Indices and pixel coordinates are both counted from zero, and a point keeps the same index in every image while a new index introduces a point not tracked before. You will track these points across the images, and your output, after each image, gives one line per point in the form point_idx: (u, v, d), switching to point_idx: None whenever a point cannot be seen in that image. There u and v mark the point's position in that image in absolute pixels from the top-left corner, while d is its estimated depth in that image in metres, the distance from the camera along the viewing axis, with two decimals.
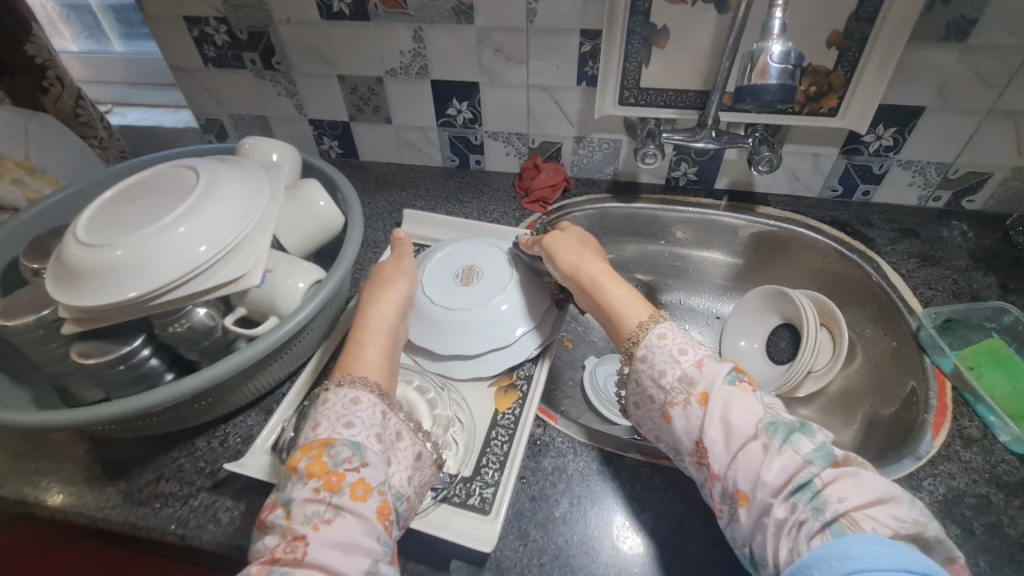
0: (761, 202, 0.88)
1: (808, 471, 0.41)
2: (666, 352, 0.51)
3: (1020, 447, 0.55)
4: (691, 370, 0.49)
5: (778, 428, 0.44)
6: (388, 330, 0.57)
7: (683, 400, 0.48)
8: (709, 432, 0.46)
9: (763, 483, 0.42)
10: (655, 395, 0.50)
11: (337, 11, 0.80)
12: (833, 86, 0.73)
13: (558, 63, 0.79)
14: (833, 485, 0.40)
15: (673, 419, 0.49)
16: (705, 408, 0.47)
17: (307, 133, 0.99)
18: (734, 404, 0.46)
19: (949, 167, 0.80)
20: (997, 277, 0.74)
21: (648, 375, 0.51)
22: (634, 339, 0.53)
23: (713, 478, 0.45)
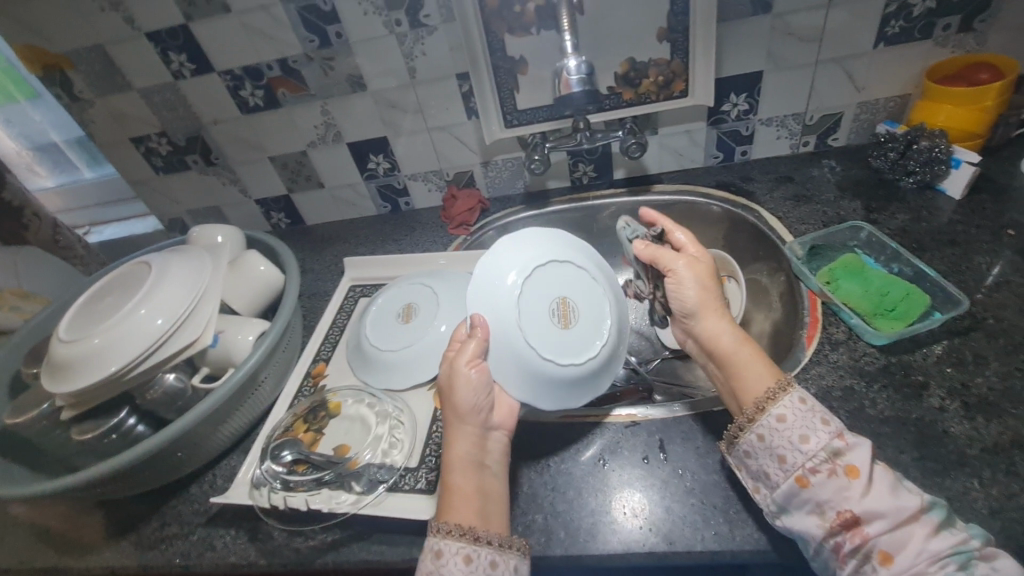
0: (656, 181, 0.98)
1: (966, 543, 0.44)
2: (806, 417, 0.52)
3: (881, 339, 0.63)
4: (834, 441, 0.50)
5: (936, 506, 0.47)
6: (468, 462, 0.57)
7: (827, 469, 0.49)
8: (862, 505, 0.47)
9: (917, 547, 0.44)
10: (787, 456, 0.51)
11: (253, 105, 0.94)
12: (677, 72, 0.84)
13: (447, 105, 0.92)
14: (992, 558, 0.43)
15: (811, 485, 0.49)
16: (854, 481, 0.48)
17: (256, 212, 1.12)
18: (892, 486, 0.47)
19: (805, 115, 0.89)
20: (861, 201, 0.83)
21: (782, 437, 0.52)
22: (767, 401, 0.54)
23: (852, 537, 0.47)
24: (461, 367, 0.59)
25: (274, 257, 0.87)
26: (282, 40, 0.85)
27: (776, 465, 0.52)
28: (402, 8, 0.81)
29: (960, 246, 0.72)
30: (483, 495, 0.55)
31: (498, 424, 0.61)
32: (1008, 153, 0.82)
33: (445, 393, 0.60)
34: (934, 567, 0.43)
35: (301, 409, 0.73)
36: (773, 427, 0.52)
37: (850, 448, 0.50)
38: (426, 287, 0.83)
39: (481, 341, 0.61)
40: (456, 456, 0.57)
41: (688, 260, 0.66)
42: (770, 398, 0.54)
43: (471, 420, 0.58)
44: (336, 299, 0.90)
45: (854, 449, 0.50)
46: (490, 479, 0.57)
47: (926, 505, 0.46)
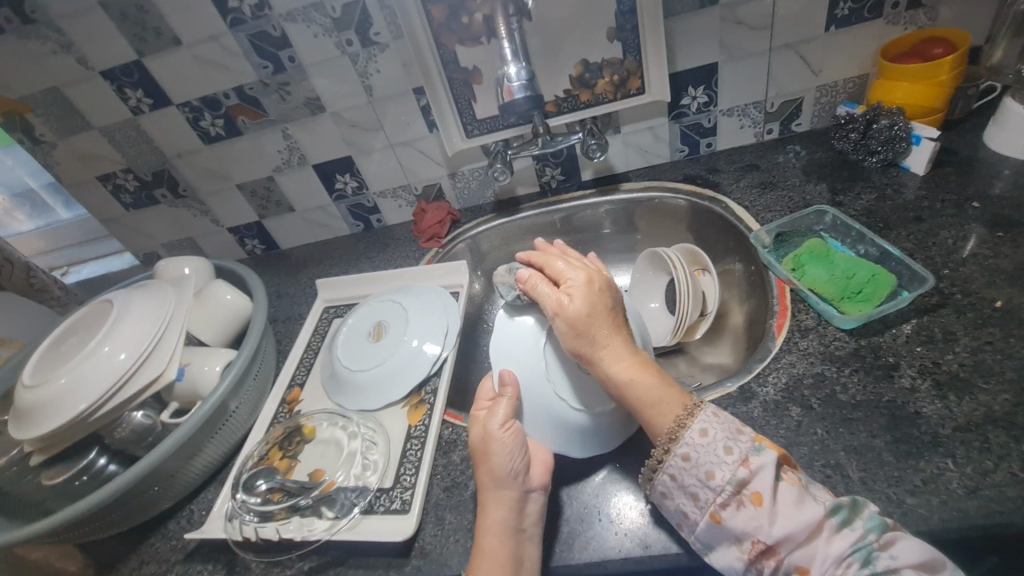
0: (624, 180, 0.98)
1: (864, 537, 0.44)
2: (709, 450, 0.49)
3: (850, 323, 0.62)
4: (737, 471, 0.47)
5: (840, 508, 0.45)
6: (503, 527, 0.53)
7: (734, 501, 0.47)
8: (773, 533, 0.45)
9: (822, 554, 0.44)
10: (699, 494, 0.49)
11: (215, 135, 0.94)
12: (631, 70, 0.84)
13: (407, 120, 0.92)
14: (890, 546, 0.43)
15: (724, 520, 0.47)
16: (760, 509, 0.46)
17: (230, 241, 1.12)
18: (798, 497, 0.46)
19: (765, 102, 0.89)
20: (827, 184, 0.82)
21: (691, 474, 0.49)
22: (675, 431, 0.51)
23: (770, 561, 0.45)
24: (495, 430, 0.56)
25: (243, 284, 0.86)
26: (235, 69, 0.86)
27: (691, 503, 0.49)
28: (351, 28, 0.81)
29: (926, 222, 0.71)
30: (518, 563, 0.51)
31: (539, 485, 0.56)
32: (970, 125, 0.82)
33: (479, 454, 0.57)
34: (841, 570, 0.43)
35: (275, 434, 0.72)
36: (697, 443, 0.50)
37: (755, 473, 0.47)
38: (397, 304, 0.82)
39: (512, 403, 0.58)
40: (491, 522, 0.53)
41: (582, 282, 0.58)
42: (683, 421, 0.51)
43: (508, 484, 0.54)
44: (310, 322, 0.89)
45: (759, 473, 0.47)
46: (529, 546, 0.53)
47: (828, 511, 0.45)
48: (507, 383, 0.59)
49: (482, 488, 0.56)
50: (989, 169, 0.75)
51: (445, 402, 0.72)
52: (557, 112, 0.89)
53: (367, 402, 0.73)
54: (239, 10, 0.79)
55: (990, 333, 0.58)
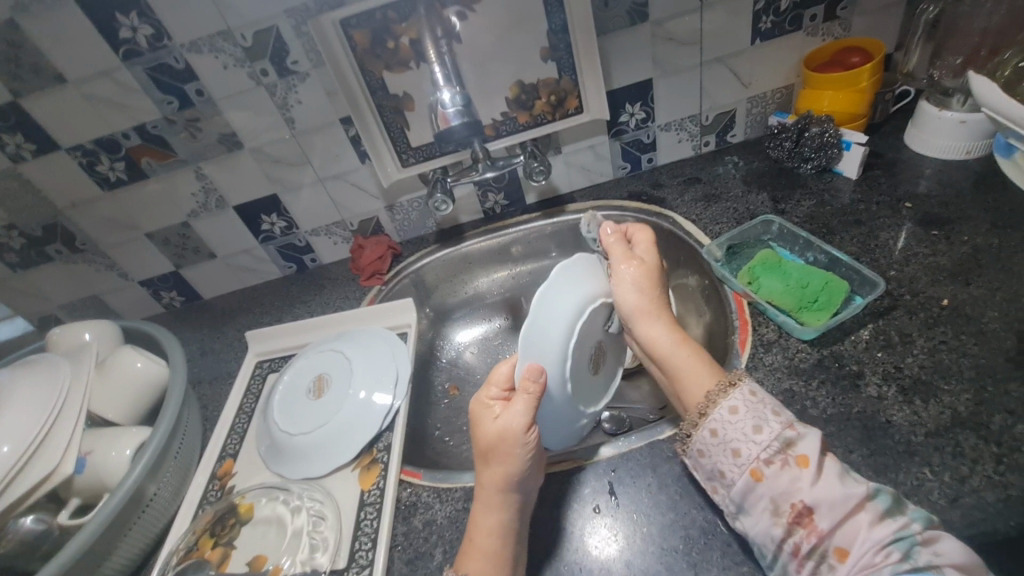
0: (569, 201, 0.96)
1: (907, 527, 0.42)
2: (756, 407, 0.50)
3: (809, 333, 0.61)
4: (785, 431, 0.47)
5: (883, 494, 0.44)
6: (504, 528, 0.52)
7: (779, 460, 0.46)
8: (813, 495, 0.44)
9: (864, 536, 0.42)
10: (742, 449, 0.48)
11: (115, 180, 0.84)
12: (568, 90, 0.82)
13: (336, 152, 0.85)
14: (936, 540, 0.41)
15: (765, 477, 0.46)
16: (806, 471, 0.45)
17: (143, 295, 1.00)
18: (841, 473, 0.45)
19: (700, 115, 0.89)
20: (767, 192, 0.83)
21: (736, 428, 0.49)
22: (707, 404, 0.51)
23: (807, 535, 0.44)
24: (518, 431, 0.54)
25: (158, 348, 0.76)
26: (134, 106, 0.76)
27: (730, 460, 0.48)
28: (266, 56, 0.74)
29: (865, 225, 0.73)
30: (515, 561, 0.51)
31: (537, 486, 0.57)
32: (891, 128, 0.85)
33: (486, 451, 0.55)
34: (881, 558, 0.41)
35: (203, 520, 0.62)
36: (708, 441, 0.50)
37: (801, 437, 0.47)
38: (338, 353, 0.75)
39: (532, 401, 0.54)
40: (491, 521, 0.53)
41: (634, 257, 0.61)
42: (712, 399, 0.51)
43: (516, 489, 0.54)
44: (239, 381, 0.80)
45: (805, 439, 0.47)
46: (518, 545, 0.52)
47: (872, 494, 0.44)
48: (533, 379, 0.53)
49: (483, 485, 0.55)
50: (914, 168, 0.78)
51: (400, 459, 0.65)
52: (496, 136, 0.85)
53: (312, 469, 0.65)
54: (134, 41, 0.71)
55: (942, 332, 0.59)
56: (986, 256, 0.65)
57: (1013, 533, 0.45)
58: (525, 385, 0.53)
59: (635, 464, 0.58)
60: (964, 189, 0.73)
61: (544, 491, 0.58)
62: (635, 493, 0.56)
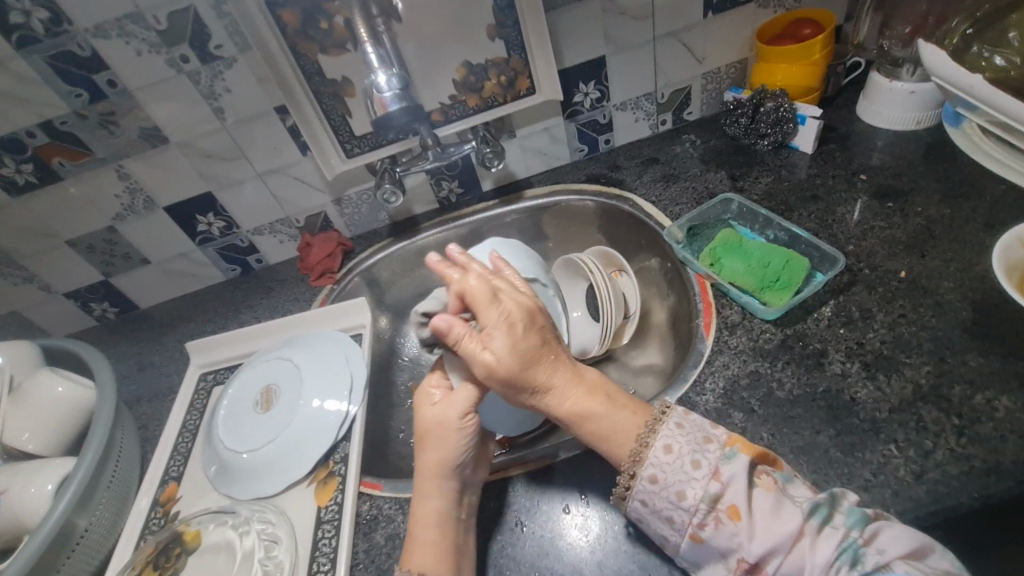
0: (527, 186, 0.92)
1: (848, 535, 0.40)
2: (675, 467, 0.44)
3: (772, 314, 0.61)
4: (710, 486, 0.43)
5: (818, 508, 0.41)
6: (444, 518, 0.50)
7: (712, 518, 0.42)
8: (753, 548, 0.41)
9: (809, 566, 0.40)
10: (674, 517, 0.43)
11: (24, 184, 0.75)
12: (518, 70, 0.78)
13: (273, 145, 0.79)
14: (874, 539, 0.40)
15: (706, 539, 0.43)
16: (739, 524, 0.41)
17: (71, 308, 0.91)
18: (773, 504, 0.42)
19: (656, 94, 0.87)
20: (725, 170, 0.82)
21: (662, 497, 0.44)
22: (633, 460, 0.45)
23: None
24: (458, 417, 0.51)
25: (84, 366, 0.69)
26: (36, 100, 0.68)
27: (668, 527, 0.44)
28: (184, 41, 0.67)
29: (822, 200, 0.72)
30: (459, 552, 0.49)
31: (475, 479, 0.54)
32: (843, 100, 0.85)
33: (421, 438, 0.52)
34: None
35: (144, 553, 0.56)
36: (661, 462, 0.44)
37: (726, 485, 0.43)
38: (287, 361, 0.70)
39: (479, 392, 0.51)
40: (428, 510, 0.50)
41: (494, 321, 0.48)
42: (639, 452, 0.45)
43: (452, 476, 0.51)
44: (182, 397, 0.74)
45: (732, 482, 0.43)
46: (462, 534, 0.50)
47: (806, 515, 0.41)
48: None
49: (418, 471, 0.52)
50: (866, 141, 0.78)
51: (359, 470, 0.62)
52: (445, 121, 0.81)
53: (263, 488, 0.61)
54: (27, 26, 0.63)
55: (901, 306, 0.58)
56: (939, 226, 0.65)
57: (975, 506, 0.45)
58: (475, 378, 0.51)
59: (604, 459, 0.56)
60: (915, 160, 0.73)
61: (510, 493, 0.56)
62: (605, 490, 0.54)
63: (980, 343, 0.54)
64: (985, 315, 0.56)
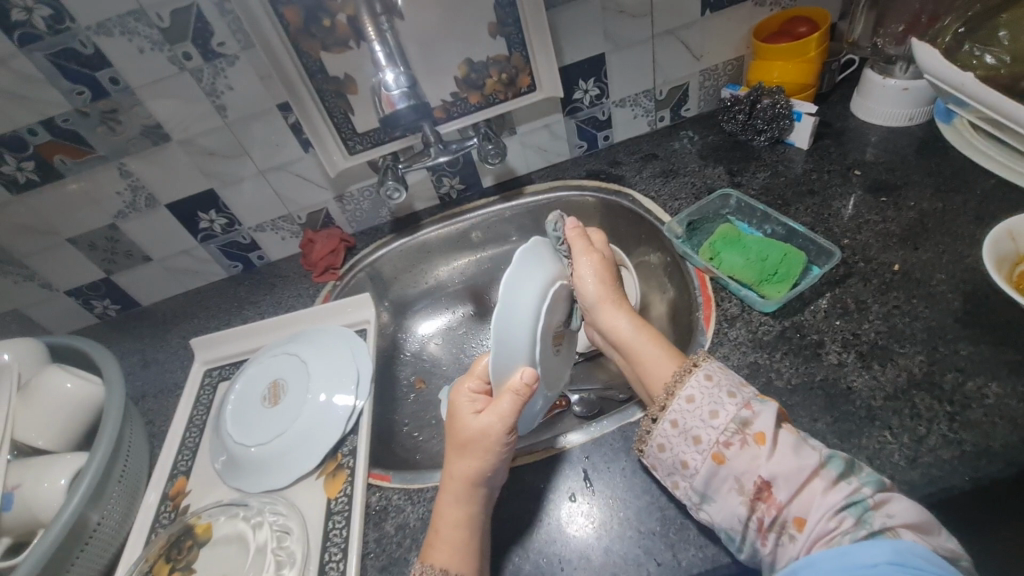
0: (527, 182, 0.93)
1: (859, 491, 0.42)
2: (712, 393, 0.49)
3: (771, 306, 0.62)
4: (741, 411, 0.47)
5: (837, 459, 0.45)
6: (472, 523, 0.51)
7: (738, 441, 0.46)
8: (770, 468, 0.44)
9: (819, 504, 0.42)
10: (702, 436, 0.48)
11: (26, 181, 0.75)
12: (519, 68, 0.78)
13: (275, 142, 0.79)
14: (885, 505, 0.41)
15: (727, 460, 0.46)
16: (762, 448, 0.45)
17: (72, 306, 0.91)
18: (796, 444, 0.45)
19: (654, 90, 0.88)
20: (723, 166, 0.83)
21: (694, 416, 0.49)
22: (673, 385, 0.51)
23: (768, 508, 0.44)
24: (502, 435, 0.52)
25: (90, 363, 0.69)
26: (38, 98, 0.68)
27: (691, 447, 0.48)
28: (186, 39, 0.68)
29: (818, 194, 0.74)
30: (480, 555, 0.50)
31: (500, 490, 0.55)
32: (837, 97, 0.86)
33: (460, 442, 0.53)
34: (837, 523, 0.41)
35: (157, 545, 0.57)
36: (685, 410, 0.49)
37: (757, 415, 0.47)
38: (293, 356, 0.71)
39: (519, 404, 0.50)
40: (455, 515, 0.51)
41: (592, 248, 0.60)
42: (675, 382, 0.51)
43: (483, 485, 0.53)
44: (187, 393, 0.74)
45: (760, 415, 0.47)
46: (485, 540, 0.52)
47: (825, 460, 0.44)
48: (525, 382, 0.50)
49: (450, 476, 0.53)
50: (860, 136, 0.80)
51: (367, 463, 0.63)
52: (447, 118, 0.81)
53: (272, 481, 0.62)
54: (29, 24, 0.63)
55: (895, 297, 0.60)
56: (931, 220, 0.67)
57: (968, 488, 0.47)
58: (516, 387, 0.50)
59: (608, 449, 0.57)
60: (908, 155, 0.75)
61: (517, 484, 0.57)
62: (610, 478, 0.55)
63: (972, 332, 0.56)
64: (977, 305, 0.58)
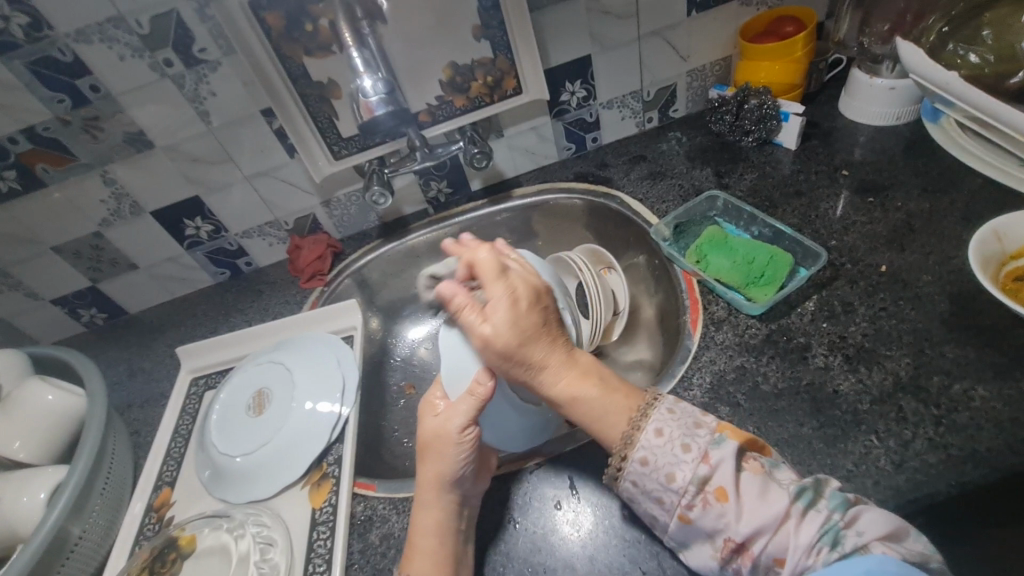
0: (516, 185, 0.93)
1: (830, 517, 0.42)
2: (666, 451, 0.46)
3: (757, 309, 0.62)
4: (699, 469, 0.44)
5: (804, 493, 0.43)
6: (444, 527, 0.51)
7: (700, 500, 0.44)
8: (740, 528, 0.42)
9: (793, 547, 0.41)
10: (664, 498, 0.45)
11: (8, 190, 0.74)
12: (505, 70, 0.78)
13: (260, 148, 0.79)
14: (855, 521, 0.41)
15: (692, 520, 0.44)
16: (726, 505, 0.43)
17: (58, 315, 0.91)
18: (760, 491, 0.43)
19: (642, 92, 0.87)
20: (711, 167, 0.83)
21: (653, 479, 0.46)
22: (625, 445, 0.47)
23: (743, 559, 0.43)
24: (454, 434, 0.51)
25: (74, 373, 0.69)
26: (17, 105, 0.68)
27: (657, 507, 0.46)
28: (167, 45, 0.67)
29: (805, 196, 0.73)
30: (458, 560, 0.50)
31: (476, 493, 0.54)
32: (825, 97, 0.86)
33: (426, 449, 0.53)
34: (814, 557, 0.41)
35: (140, 559, 0.57)
36: (653, 445, 0.46)
37: (715, 468, 0.44)
38: (278, 364, 0.70)
39: (479, 404, 0.51)
40: (427, 521, 0.51)
41: (521, 281, 0.51)
42: (628, 443, 0.47)
43: (451, 489, 0.52)
44: (173, 402, 0.74)
45: (720, 466, 0.44)
46: (463, 546, 0.51)
47: (792, 500, 0.42)
48: (482, 382, 0.51)
49: (421, 481, 0.53)
50: (848, 136, 0.79)
51: (352, 471, 0.62)
52: (433, 122, 0.81)
53: (257, 492, 0.61)
54: (7, 32, 0.62)
55: (882, 300, 0.60)
56: (918, 221, 0.66)
57: (953, 493, 0.46)
58: (472, 388, 0.51)
59: (595, 457, 0.57)
60: (895, 155, 0.75)
61: (503, 492, 0.56)
62: (596, 486, 0.55)
63: (958, 335, 0.55)
64: (963, 308, 0.57)
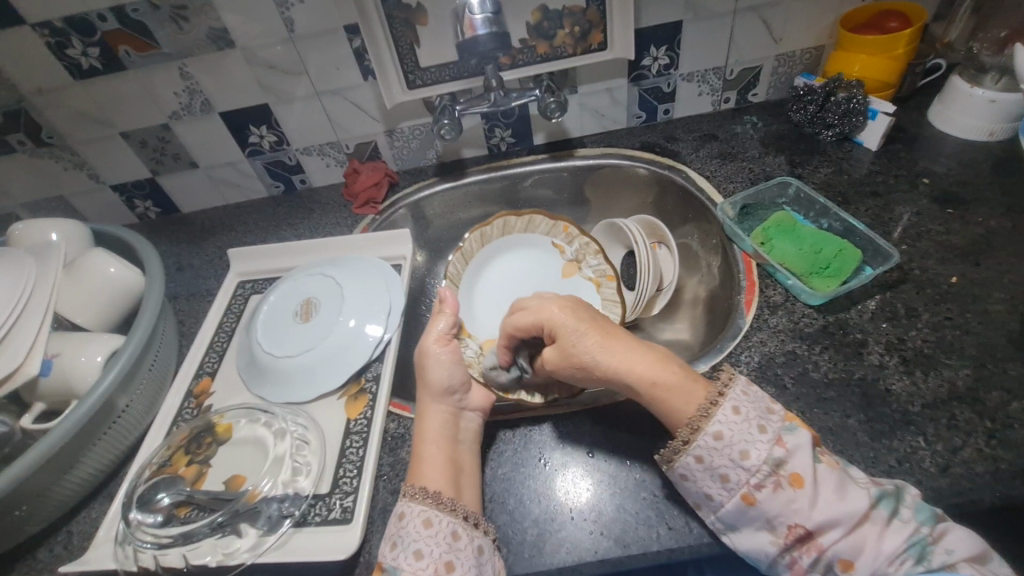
0: (579, 145, 0.91)
1: (919, 530, 0.41)
2: (743, 428, 0.45)
3: (816, 300, 0.61)
4: (774, 450, 0.44)
5: (885, 497, 0.43)
6: (443, 437, 0.54)
7: (771, 483, 0.44)
8: (812, 517, 0.42)
9: (874, 550, 0.41)
10: (731, 475, 0.45)
11: (89, 68, 0.75)
12: (593, 22, 0.76)
13: (337, 65, 0.78)
14: (943, 538, 0.41)
15: (758, 502, 0.44)
16: (800, 491, 0.43)
17: (115, 202, 0.93)
18: (839, 483, 0.43)
19: (725, 69, 0.85)
20: (784, 155, 0.81)
21: (724, 455, 0.45)
22: (699, 419, 0.46)
23: (807, 550, 0.42)
24: (431, 345, 0.60)
25: (132, 255, 0.71)
26: None
27: (719, 486, 0.45)
28: None
29: (881, 197, 0.71)
30: (462, 471, 0.52)
31: (476, 406, 0.57)
32: (915, 103, 0.82)
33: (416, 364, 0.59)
34: (895, 567, 0.41)
35: (178, 438, 0.59)
36: (710, 446, 0.45)
37: (791, 452, 0.44)
38: (329, 278, 0.71)
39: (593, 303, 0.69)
40: (426, 451, 0.53)
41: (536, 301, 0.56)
42: (702, 416, 0.46)
43: (446, 399, 0.56)
44: (220, 302, 0.75)
45: (795, 453, 0.44)
46: (467, 454, 0.54)
47: (873, 502, 0.43)
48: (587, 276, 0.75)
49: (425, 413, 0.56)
50: (933, 145, 0.76)
51: (389, 390, 0.63)
52: (512, 65, 0.80)
53: (295, 396, 0.63)
54: None
55: (948, 309, 0.59)
56: (999, 238, 0.64)
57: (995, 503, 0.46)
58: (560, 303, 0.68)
59: (631, 414, 0.57)
60: (982, 171, 0.72)
61: (540, 433, 0.57)
62: (631, 442, 0.55)
63: None
64: None
